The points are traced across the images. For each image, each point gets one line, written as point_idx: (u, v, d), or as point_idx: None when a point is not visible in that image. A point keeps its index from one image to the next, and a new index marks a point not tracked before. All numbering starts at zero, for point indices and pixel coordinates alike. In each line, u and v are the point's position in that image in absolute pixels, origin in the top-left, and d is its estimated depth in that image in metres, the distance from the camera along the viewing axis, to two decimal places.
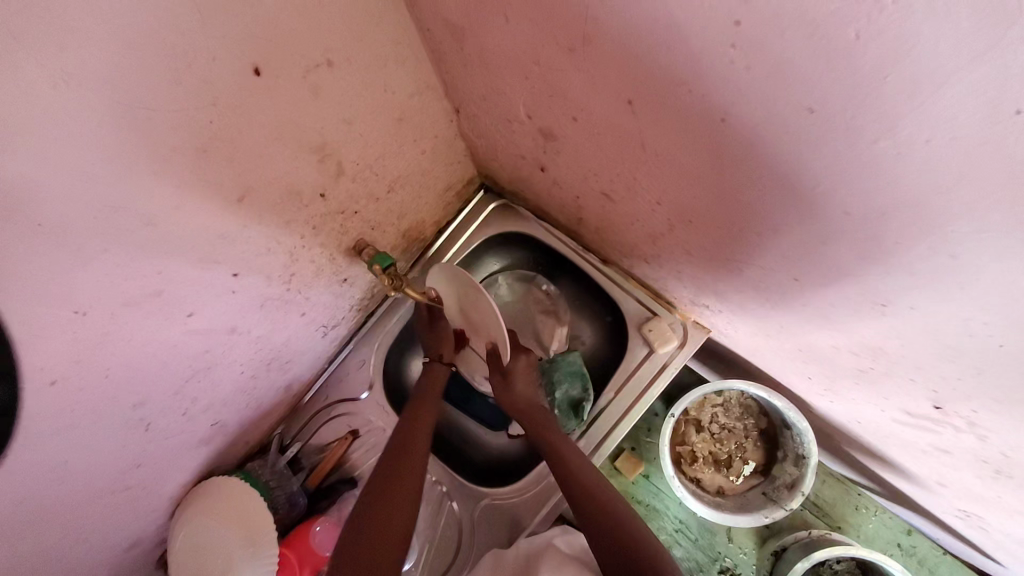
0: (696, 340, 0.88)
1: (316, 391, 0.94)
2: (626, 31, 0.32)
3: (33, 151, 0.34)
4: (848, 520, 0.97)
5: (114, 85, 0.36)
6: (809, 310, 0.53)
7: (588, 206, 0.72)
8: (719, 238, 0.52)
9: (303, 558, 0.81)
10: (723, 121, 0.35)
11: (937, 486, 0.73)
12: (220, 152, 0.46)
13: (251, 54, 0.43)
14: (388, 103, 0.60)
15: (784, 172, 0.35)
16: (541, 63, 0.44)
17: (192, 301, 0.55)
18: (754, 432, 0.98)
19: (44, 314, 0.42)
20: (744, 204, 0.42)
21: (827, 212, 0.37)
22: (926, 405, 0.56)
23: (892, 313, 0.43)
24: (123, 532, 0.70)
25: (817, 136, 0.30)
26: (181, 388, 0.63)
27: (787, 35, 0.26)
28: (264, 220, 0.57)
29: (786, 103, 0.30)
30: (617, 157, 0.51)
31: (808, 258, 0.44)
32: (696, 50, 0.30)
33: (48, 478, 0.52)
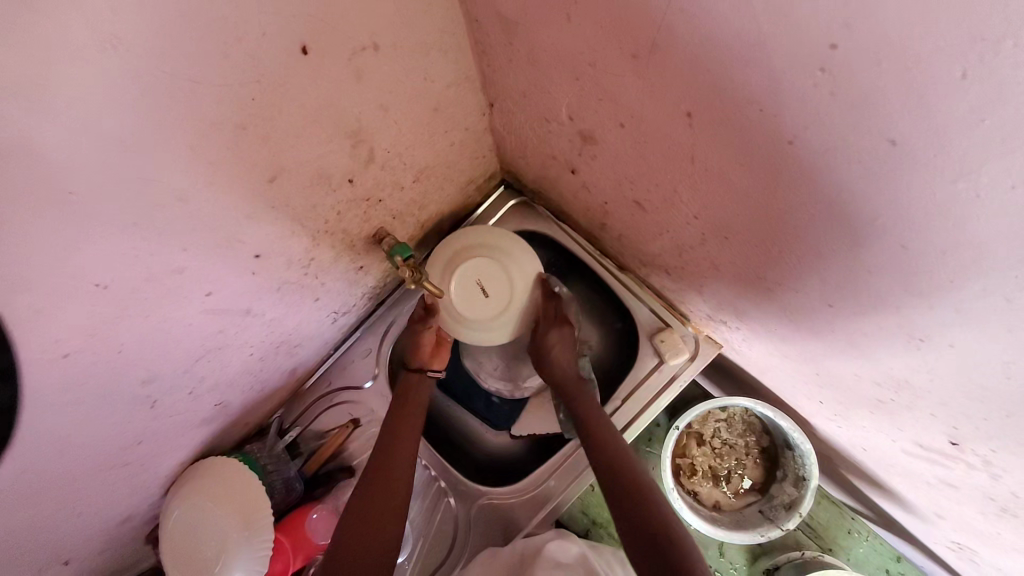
0: (707, 354, 0.87)
1: (319, 377, 0.92)
2: (704, 44, 0.32)
3: (76, 118, 0.33)
4: (839, 543, 0.98)
5: (163, 55, 0.34)
6: (837, 335, 0.52)
7: (616, 213, 0.71)
8: (753, 257, 0.52)
9: (297, 543, 0.80)
10: (790, 144, 0.34)
11: (935, 518, 0.73)
12: (259, 130, 0.45)
13: (302, 32, 0.41)
14: (426, 93, 0.59)
15: (845, 201, 0.35)
16: (596, 66, 0.43)
17: (212, 280, 0.54)
18: (755, 450, 0.99)
19: (66, 286, 0.40)
20: (792, 228, 0.42)
21: (882, 245, 0.36)
22: (941, 439, 0.55)
23: (929, 348, 0.43)
24: (117, 507, 0.68)
25: (891, 171, 0.30)
26: (191, 367, 0.62)
27: (885, 66, 0.25)
28: (293, 203, 0.56)
29: (866, 134, 0.29)
30: (661, 167, 0.50)
31: (847, 286, 0.43)
32: (780, 69, 0.30)
33: (50, 452, 0.50)
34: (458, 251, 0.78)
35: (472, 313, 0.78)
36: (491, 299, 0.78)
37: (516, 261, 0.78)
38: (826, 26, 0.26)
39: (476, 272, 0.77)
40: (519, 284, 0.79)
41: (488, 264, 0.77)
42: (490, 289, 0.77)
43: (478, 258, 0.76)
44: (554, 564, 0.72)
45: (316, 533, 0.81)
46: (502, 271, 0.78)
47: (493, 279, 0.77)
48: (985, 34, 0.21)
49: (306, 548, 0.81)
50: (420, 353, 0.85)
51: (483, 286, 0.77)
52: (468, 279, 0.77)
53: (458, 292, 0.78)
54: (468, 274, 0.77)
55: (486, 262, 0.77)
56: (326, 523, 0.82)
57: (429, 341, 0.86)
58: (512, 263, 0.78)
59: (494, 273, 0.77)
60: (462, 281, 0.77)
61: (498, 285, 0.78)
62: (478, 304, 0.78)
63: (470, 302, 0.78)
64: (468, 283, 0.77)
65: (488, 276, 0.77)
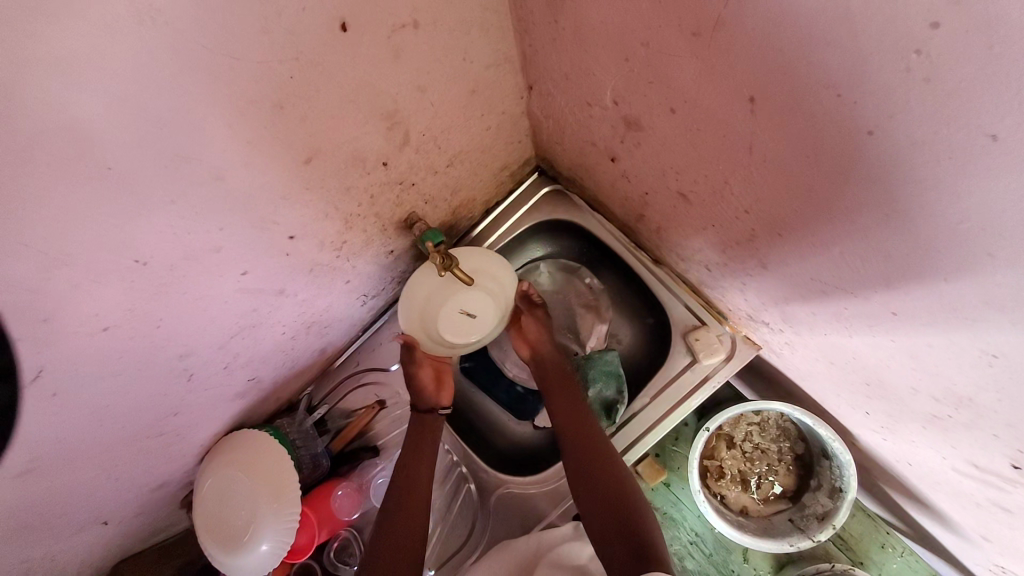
0: (744, 355, 0.83)
1: (347, 358, 0.93)
2: (776, 19, 0.29)
3: (113, 94, 0.33)
4: (871, 558, 0.93)
5: (200, 30, 0.34)
6: (895, 343, 0.48)
7: (656, 204, 0.67)
8: (808, 255, 0.48)
9: (323, 518, 0.83)
10: (869, 135, 0.30)
11: (979, 540, 0.68)
12: (295, 110, 0.44)
13: (340, 7, 0.40)
14: (465, 74, 0.57)
15: (928, 201, 0.31)
16: (649, 45, 0.40)
17: (246, 260, 0.54)
18: (788, 456, 0.95)
19: (104, 261, 0.41)
20: (858, 227, 0.38)
21: (965, 253, 0.32)
22: (1001, 462, 0.49)
23: (1002, 365, 0.38)
24: (155, 472, 0.71)
25: (990, 169, 0.26)
26: (226, 343, 0.63)
27: (995, 50, 0.22)
28: (328, 185, 0.55)
29: (960, 128, 0.26)
30: (712, 157, 0.47)
31: (915, 292, 0.39)
32: (867, 50, 0.26)
33: (91, 418, 0.53)
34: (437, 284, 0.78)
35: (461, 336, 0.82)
36: (477, 319, 0.81)
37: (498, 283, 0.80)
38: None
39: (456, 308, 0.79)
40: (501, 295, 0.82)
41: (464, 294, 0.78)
42: (474, 312, 0.81)
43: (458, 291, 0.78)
44: (557, 564, 0.72)
45: (342, 510, 0.84)
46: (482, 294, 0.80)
47: (477, 304, 0.80)
48: None
49: (332, 522, 0.84)
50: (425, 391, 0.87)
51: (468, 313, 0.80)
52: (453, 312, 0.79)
53: (445, 326, 0.80)
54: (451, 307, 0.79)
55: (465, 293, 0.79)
56: (351, 501, 0.85)
57: (428, 378, 0.88)
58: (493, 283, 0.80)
59: (477, 299, 0.80)
60: (448, 320, 0.80)
61: (479, 306, 0.80)
62: (465, 329, 0.82)
63: (458, 330, 0.81)
64: (452, 314, 0.80)
65: (470, 302, 0.80)
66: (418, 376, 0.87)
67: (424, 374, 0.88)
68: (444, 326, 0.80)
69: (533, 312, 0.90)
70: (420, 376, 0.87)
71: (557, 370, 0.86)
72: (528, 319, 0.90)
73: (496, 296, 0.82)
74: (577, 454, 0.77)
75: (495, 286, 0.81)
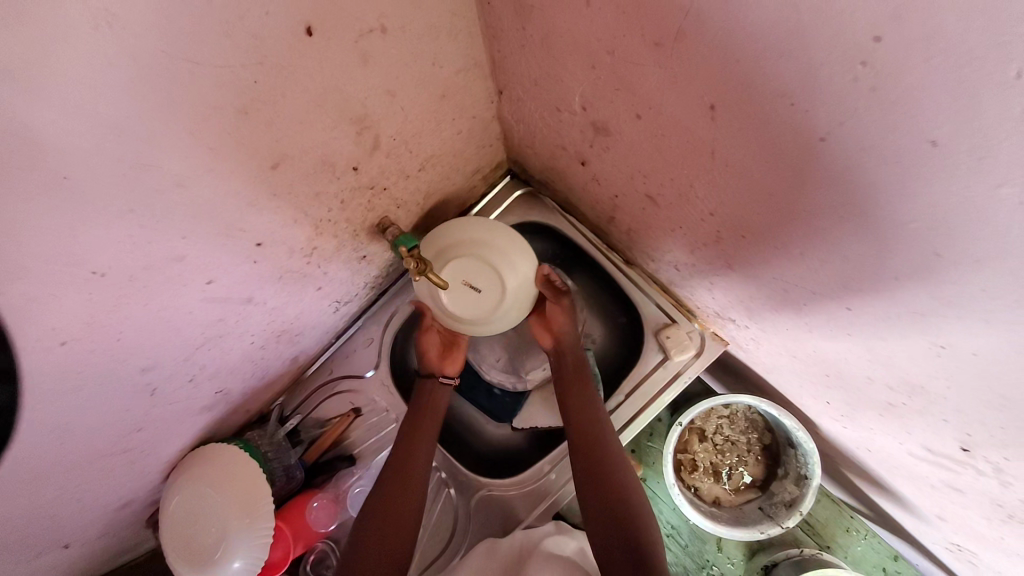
0: (713, 351, 0.86)
1: (321, 365, 0.92)
2: (734, 33, 0.30)
3: (70, 99, 0.31)
4: (837, 541, 0.98)
5: (160, 35, 0.32)
6: (850, 336, 0.51)
7: (625, 206, 0.69)
8: (767, 254, 0.50)
9: (297, 532, 0.81)
10: (821, 141, 0.32)
11: (936, 519, 0.72)
12: (261, 115, 0.43)
13: (306, 12, 0.39)
14: (435, 78, 0.57)
15: (875, 204, 0.33)
16: (615, 54, 0.41)
17: (213, 268, 0.53)
18: (757, 447, 0.98)
19: (60, 273, 0.39)
20: (813, 228, 0.40)
21: (911, 251, 0.34)
22: (951, 445, 0.53)
23: (950, 355, 0.41)
24: (118, 492, 0.68)
25: (930, 174, 0.28)
26: (192, 354, 0.61)
27: (934, 61, 0.23)
28: (296, 191, 0.54)
29: (905, 135, 0.28)
30: (676, 160, 0.48)
31: (867, 289, 0.42)
32: (817, 62, 0.28)
33: (49, 437, 0.50)
34: (448, 245, 0.73)
35: (462, 310, 0.75)
36: (481, 295, 0.74)
37: (508, 259, 0.72)
38: (872, 14, 0.24)
39: (461, 273, 0.73)
40: (511, 278, 0.73)
41: (472, 261, 0.72)
42: (478, 286, 0.73)
43: (462, 256, 0.72)
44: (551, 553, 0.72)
45: (318, 522, 0.82)
46: (488, 267, 0.72)
47: (481, 277, 0.73)
48: None
49: (307, 535, 0.83)
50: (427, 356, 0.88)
51: (470, 285, 0.73)
52: (456, 280, 0.74)
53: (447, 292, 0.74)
54: (455, 274, 0.73)
55: (472, 261, 0.72)
56: (328, 512, 0.83)
57: (434, 344, 0.88)
58: (502, 259, 0.72)
59: (483, 272, 0.72)
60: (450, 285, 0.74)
61: (485, 281, 0.73)
62: (465, 302, 0.74)
63: (459, 302, 0.75)
64: (456, 283, 0.74)
65: (474, 273, 0.73)
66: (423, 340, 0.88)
67: (430, 342, 0.88)
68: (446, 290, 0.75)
69: (558, 300, 0.85)
70: (425, 342, 0.88)
71: (578, 368, 0.84)
72: (551, 307, 0.86)
73: (504, 277, 0.72)
74: (580, 454, 0.76)
75: (504, 264, 0.72)
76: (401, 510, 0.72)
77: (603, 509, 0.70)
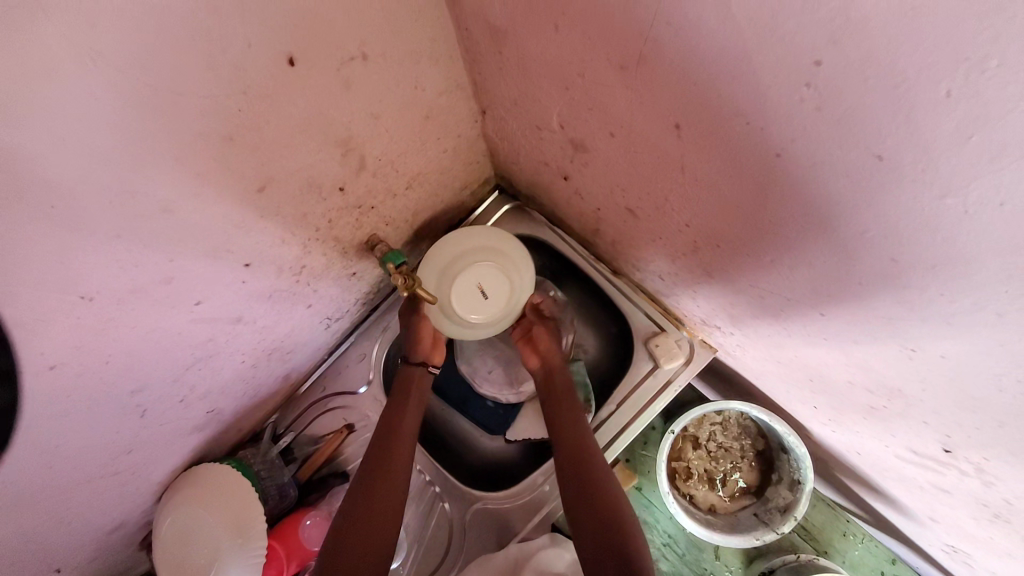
0: (702, 358, 0.87)
1: (313, 382, 0.92)
2: (691, 58, 0.32)
3: (57, 133, 0.33)
4: (834, 546, 0.97)
5: (145, 69, 0.34)
6: (828, 342, 0.52)
7: (609, 219, 0.70)
8: (744, 263, 0.51)
9: (291, 550, 0.81)
10: (778, 157, 0.34)
11: (928, 520, 0.72)
12: (246, 141, 0.44)
13: (288, 44, 0.41)
14: (418, 100, 0.59)
15: (835, 215, 0.34)
16: (586, 76, 0.42)
17: (201, 289, 0.53)
18: (750, 453, 0.99)
19: (48, 299, 0.40)
20: (782, 238, 0.41)
21: (872, 259, 0.35)
22: (933, 447, 0.54)
23: (921, 358, 0.42)
24: (108, 515, 0.68)
25: (880, 186, 0.30)
26: (182, 375, 0.61)
27: (870, 83, 0.25)
28: (283, 211, 0.55)
29: (853, 151, 0.29)
30: (651, 175, 0.50)
31: (838, 296, 0.43)
32: (766, 84, 0.29)
33: (39, 462, 0.50)
34: (466, 249, 0.76)
35: (467, 313, 0.77)
36: (489, 300, 0.78)
37: (520, 273, 0.79)
38: (812, 41, 0.25)
39: (476, 276, 0.76)
40: (518, 289, 0.80)
41: (490, 267, 0.76)
42: (487, 291, 0.77)
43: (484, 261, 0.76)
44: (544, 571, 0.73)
45: (311, 540, 0.81)
46: (502, 276, 0.77)
47: (495, 285, 0.77)
48: (970, 53, 0.21)
49: (301, 554, 0.81)
50: (420, 345, 0.84)
51: (483, 289, 0.77)
52: (470, 282, 0.76)
53: (457, 293, 0.76)
54: (472, 277, 0.76)
55: (490, 267, 0.76)
56: (321, 530, 0.82)
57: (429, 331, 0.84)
58: (516, 273, 0.79)
59: (497, 280, 0.77)
60: (462, 286, 0.75)
61: (496, 288, 0.78)
62: (474, 306, 0.77)
63: (467, 304, 0.77)
64: (468, 286, 0.76)
65: (489, 279, 0.77)
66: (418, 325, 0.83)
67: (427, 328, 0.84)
68: (456, 290, 0.75)
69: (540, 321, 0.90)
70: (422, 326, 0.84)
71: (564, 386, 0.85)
72: (537, 330, 0.89)
73: (515, 288, 0.79)
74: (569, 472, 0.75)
75: (516, 275, 0.79)
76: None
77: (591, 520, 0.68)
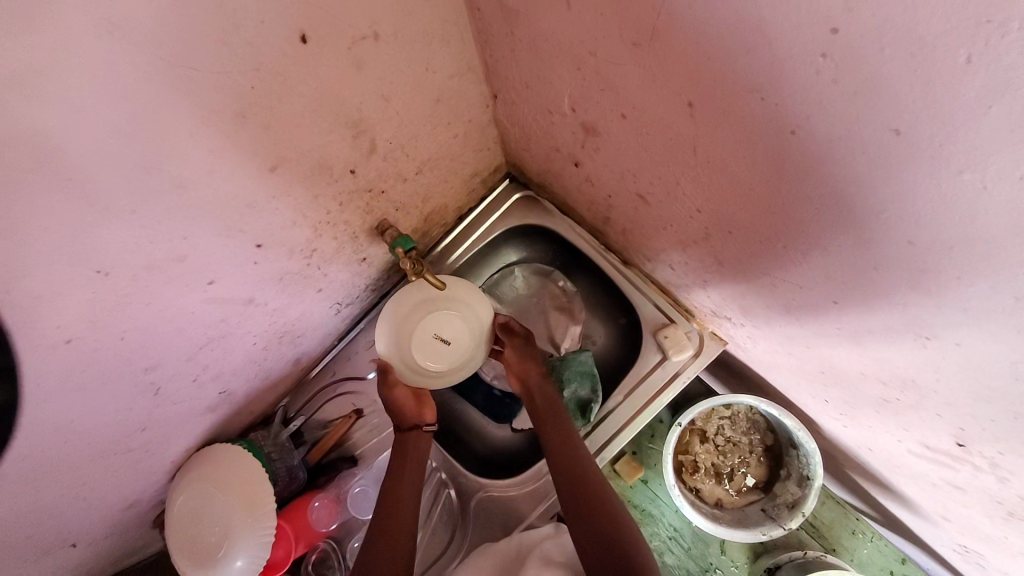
0: (711, 351, 0.86)
1: (324, 366, 0.93)
2: (704, 30, 0.31)
3: (74, 105, 0.33)
4: (843, 544, 0.96)
5: (158, 41, 0.34)
6: (841, 331, 0.51)
7: (620, 206, 0.70)
8: (756, 249, 0.50)
9: (299, 531, 0.82)
10: (792, 134, 0.33)
11: (940, 520, 0.71)
12: (258, 119, 0.45)
13: (300, 20, 0.41)
14: (429, 83, 0.59)
15: (850, 192, 0.33)
16: (597, 55, 0.42)
17: (214, 269, 0.54)
18: (759, 448, 0.97)
19: (67, 272, 0.41)
20: (795, 220, 0.40)
21: (888, 240, 0.34)
22: (947, 440, 0.52)
23: (936, 347, 0.41)
24: (124, 491, 0.70)
25: (896, 161, 0.29)
26: (195, 354, 0.62)
27: (888, 51, 0.24)
28: (294, 192, 0.56)
29: (871, 124, 0.28)
30: (663, 159, 0.49)
31: (853, 281, 0.42)
32: (781, 55, 0.29)
33: (57, 433, 0.52)
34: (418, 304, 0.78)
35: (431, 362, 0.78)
36: (452, 346, 0.79)
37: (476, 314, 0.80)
38: (829, 8, 0.25)
39: (432, 327, 0.77)
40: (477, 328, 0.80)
41: (443, 317, 0.77)
42: (447, 338, 0.78)
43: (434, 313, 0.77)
44: (545, 559, 0.71)
45: (319, 521, 0.83)
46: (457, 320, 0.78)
47: (452, 330, 0.78)
48: (992, 15, 0.20)
49: (309, 534, 0.83)
50: (404, 409, 0.82)
51: (444, 338, 0.78)
52: (428, 334, 0.78)
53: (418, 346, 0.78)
54: (428, 328, 0.77)
55: (442, 316, 0.77)
56: (329, 510, 0.84)
57: (406, 396, 0.82)
58: (470, 314, 0.80)
59: (452, 325, 0.78)
60: (422, 338, 0.77)
61: (454, 332, 0.78)
62: (437, 353, 0.78)
63: (431, 355, 0.78)
64: (427, 338, 0.78)
65: (449, 329, 0.78)
66: (393, 397, 0.81)
67: (401, 395, 0.82)
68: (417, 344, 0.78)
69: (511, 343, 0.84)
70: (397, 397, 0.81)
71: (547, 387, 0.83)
72: (510, 352, 0.84)
73: (473, 326, 0.80)
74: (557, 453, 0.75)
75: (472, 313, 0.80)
76: (397, 508, 0.73)
77: (582, 505, 0.68)
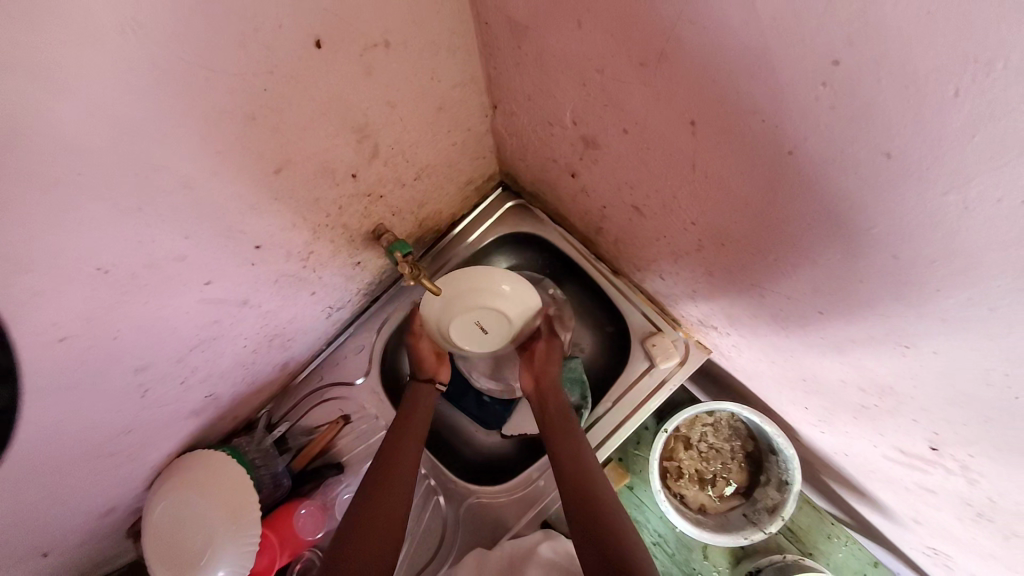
0: (696, 359, 0.88)
1: (310, 372, 0.92)
2: (710, 55, 0.33)
3: (92, 100, 0.33)
4: (818, 547, 0.99)
5: (179, 41, 0.34)
6: (825, 341, 0.54)
7: (613, 217, 0.72)
8: (747, 262, 0.53)
9: (284, 539, 0.80)
10: (790, 154, 0.35)
11: (911, 522, 0.74)
12: (268, 121, 0.45)
13: (316, 26, 0.41)
14: (433, 91, 0.60)
15: (841, 210, 0.36)
16: (603, 72, 0.44)
17: (212, 269, 0.54)
18: (740, 454, 1.00)
19: (66, 269, 0.40)
20: (789, 236, 0.43)
21: (874, 255, 0.37)
22: (921, 444, 0.55)
23: (914, 355, 0.43)
24: (101, 498, 0.67)
25: (886, 183, 0.31)
26: (185, 356, 0.61)
27: (884, 82, 0.27)
28: (296, 194, 0.56)
29: (863, 148, 0.31)
30: (662, 173, 0.51)
31: (841, 295, 0.44)
32: (784, 82, 0.31)
33: (39, 436, 0.49)
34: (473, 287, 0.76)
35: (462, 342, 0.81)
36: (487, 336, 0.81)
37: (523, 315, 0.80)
38: (831, 41, 0.27)
39: (476, 317, 0.78)
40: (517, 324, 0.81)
41: (490, 311, 0.77)
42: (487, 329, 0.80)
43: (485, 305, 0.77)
44: (548, 564, 0.73)
45: (304, 530, 0.81)
46: (502, 317, 0.79)
47: (494, 323, 0.79)
48: (978, 56, 0.22)
49: (294, 543, 0.81)
50: (424, 362, 0.88)
51: (482, 329, 0.79)
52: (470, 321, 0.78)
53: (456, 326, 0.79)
54: (472, 318, 0.78)
55: (490, 310, 0.77)
56: (315, 519, 0.82)
57: (429, 352, 0.89)
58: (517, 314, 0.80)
59: (497, 319, 0.79)
60: (461, 321, 0.78)
61: (494, 326, 0.80)
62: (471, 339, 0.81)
63: (465, 337, 0.80)
64: (467, 322, 0.79)
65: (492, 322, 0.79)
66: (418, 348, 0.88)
67: (425, 347, 0.88)
68: (456, 323, 0.79)
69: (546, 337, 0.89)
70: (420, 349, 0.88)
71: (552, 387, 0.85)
72: (541, 344, 0.89)
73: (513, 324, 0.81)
74: (558, 450, 0.78)
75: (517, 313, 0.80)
76: None
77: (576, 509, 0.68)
